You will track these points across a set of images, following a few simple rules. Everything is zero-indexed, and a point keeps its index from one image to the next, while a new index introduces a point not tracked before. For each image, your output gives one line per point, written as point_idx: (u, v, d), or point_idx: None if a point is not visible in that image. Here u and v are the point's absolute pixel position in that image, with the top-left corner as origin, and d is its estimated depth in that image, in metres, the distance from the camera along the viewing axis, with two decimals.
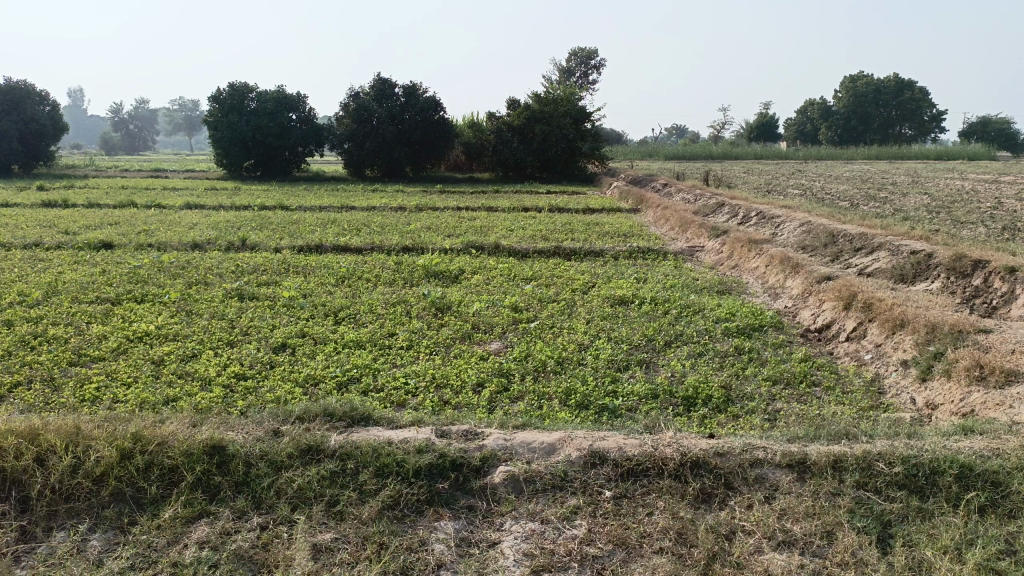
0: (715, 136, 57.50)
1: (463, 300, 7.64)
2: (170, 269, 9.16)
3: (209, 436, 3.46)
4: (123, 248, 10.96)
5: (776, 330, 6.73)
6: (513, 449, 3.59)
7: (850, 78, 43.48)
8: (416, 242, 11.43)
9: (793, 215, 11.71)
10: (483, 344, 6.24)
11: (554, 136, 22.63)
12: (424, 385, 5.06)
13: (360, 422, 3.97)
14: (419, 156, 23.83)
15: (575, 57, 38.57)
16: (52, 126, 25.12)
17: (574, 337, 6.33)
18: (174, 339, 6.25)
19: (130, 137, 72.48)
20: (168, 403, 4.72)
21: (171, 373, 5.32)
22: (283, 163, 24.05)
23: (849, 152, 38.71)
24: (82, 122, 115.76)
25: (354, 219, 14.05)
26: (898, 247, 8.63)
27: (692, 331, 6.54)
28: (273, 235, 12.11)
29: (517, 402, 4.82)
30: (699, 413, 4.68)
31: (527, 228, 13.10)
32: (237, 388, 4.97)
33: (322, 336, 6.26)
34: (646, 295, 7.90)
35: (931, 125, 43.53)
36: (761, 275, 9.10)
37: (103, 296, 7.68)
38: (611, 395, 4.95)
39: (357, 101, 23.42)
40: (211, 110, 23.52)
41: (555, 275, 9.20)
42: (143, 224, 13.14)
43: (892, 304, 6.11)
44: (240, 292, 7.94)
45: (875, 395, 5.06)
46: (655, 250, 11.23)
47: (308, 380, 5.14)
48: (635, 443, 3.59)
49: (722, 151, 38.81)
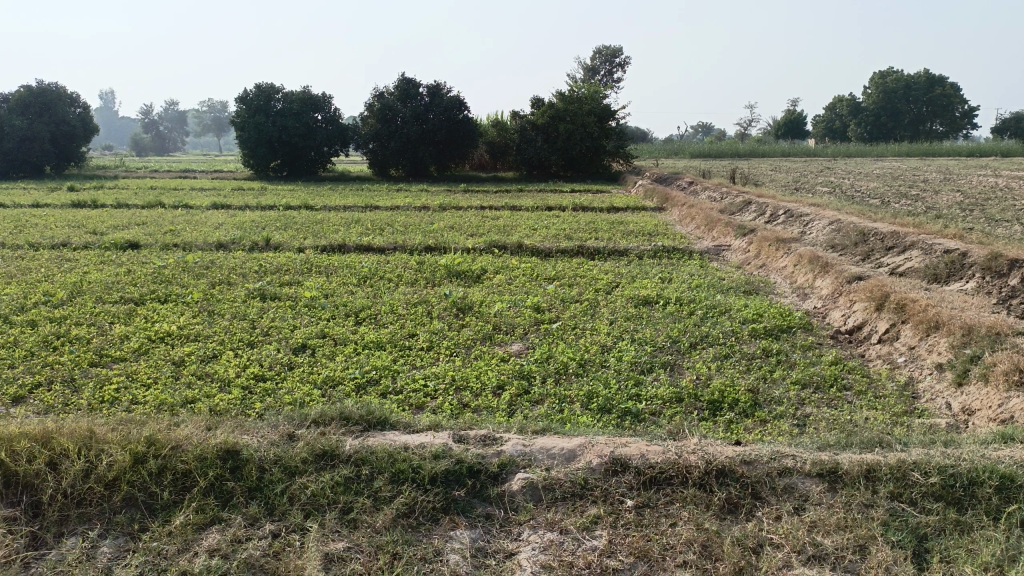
0: (742, 134, 56.92)
1: (485, 300, 7.56)
2: (194, 269, 9.19)
3: (223, 440, 3.42)
4: (149, 248, 11.02)
5: (805, 331, 6.57)
6: (532, 455, 3.50)
7: (880, 74, 42.76)
8: (439, 241, 11.37)
9: (822, 213, 11.47)
10: (504, 346, 6.15)
11: (579, 135, 22.47)
12: (444, 388, 4.98)
13: (376, 426, 3.90)
14: (444, 155, 23.83)
15: (600, 56, 38.34)
16: (83, 128, 25.47)
17: (597, 338, 6.21)
18: (195, 339, 6.24)
19: (160, 138, 73.41)
20: (186, 405, 4.70)
21: (191, 374, 5.30)
22: (308, 163, 24.16)
23: (879, 149, 38.05)
24: (114, 123, 117.51)
25: (377, 219, 14.03)
26: (931, 246, 8.40)
27: (718, 332, 6.39)
28: (297, 234, 12.11)
29: (538, 405, 4.72)
30: (725, 418, 4.55)
31: (550, 227, 12.98)
32: (256, 390, 4.93)
33: (342, 337, 6.21)
34: (670, 295, 7.75)
35: (964, 121, 42.69)
36: (790, 275, 8.91)
37: (127, 296, 7.71)
38: (634, 398, 4.84)
39: (382, 101, 23.42)
40: (238, 110, 23.68)
41: (579, 274, 9.08)
42: (169, 224, 13.24)
43: (927, 306, 5.91)
44: (262, 292, 7.92)
45: (909, 400, 4.89)
46: (681, 249, 11.07)
47: (327, 381, 5.09)
48: (658, 450, 3.48)
49: (750, 149, 38.36)
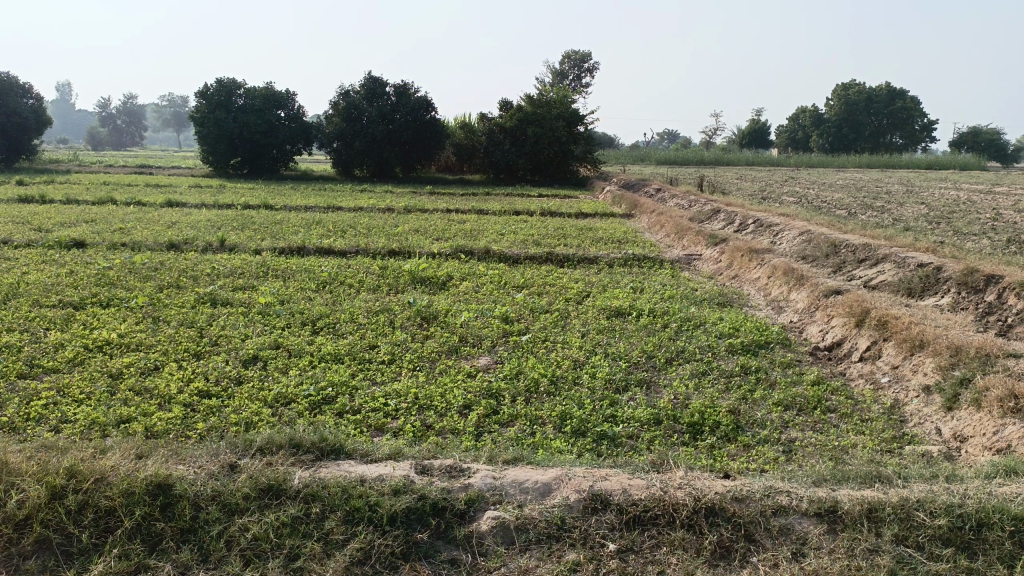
0: (707, 142, 57.41)
1: (451, 309, 7.20)
2: (142, 270, 8.67)
3: (154, 472, 3.04)
4: (96, 247, 10.46)
5: (783, 347, 6.34)
6: (503, 489, 3.17)
7: (842, 86, 43.38)
8: (403, 245, 10.99)
9: (792, 223, 11.35)
10: (471, 359, 5.81)
11: (547, 139, 22.23)
12: (407, 407, 4.62)
13: (330, 454, 3.52)
14: (409, 156, 23.37)
15: (568, 59, 38.18)
16: (35, 120, 24.52)
17: (569, 352, 5.91)
18: (136, 348, 5.80)
19: (118, 133, 71.61)
20: (121, 426, 4.28)
21: (129, 390, 4.87)
22: (270, 162, 23.55)
23: (840, 160, 38.54)
24: (69, 115, 114.54)
25: (339, 221, 13.57)
26: (905, 259, 8.26)
27: (694, 347, 6.13)
28: (254, 235, 11.62)
29: (507, 428, 4.39)
30: (706, 443, 4.26)
31: (518, 232, 12.67)
32: (199, 408, 4.53)
33: (297, 348, 5.82)
34: (643, 307, 7.47)
35: (922, 134, 43.42)
36: (763, 287, 8.71)
37: (66, 299, 7.20)
38: (610, 420, 4.53)
39: (347, 99, 22.90)
40: (198, 105, 22.99)
41: (548, 282, 8.79)
42: (120, 222, 12.65)
43: (910, 323, 5.71)
44: (214, 297, 7.47)
45: (897, 424, 4.66)
46: (651, 258, 10.84)
47: (279, 399, 4.71)
48: (641, 484, 3.18)
49: (714, 157, 38.57)
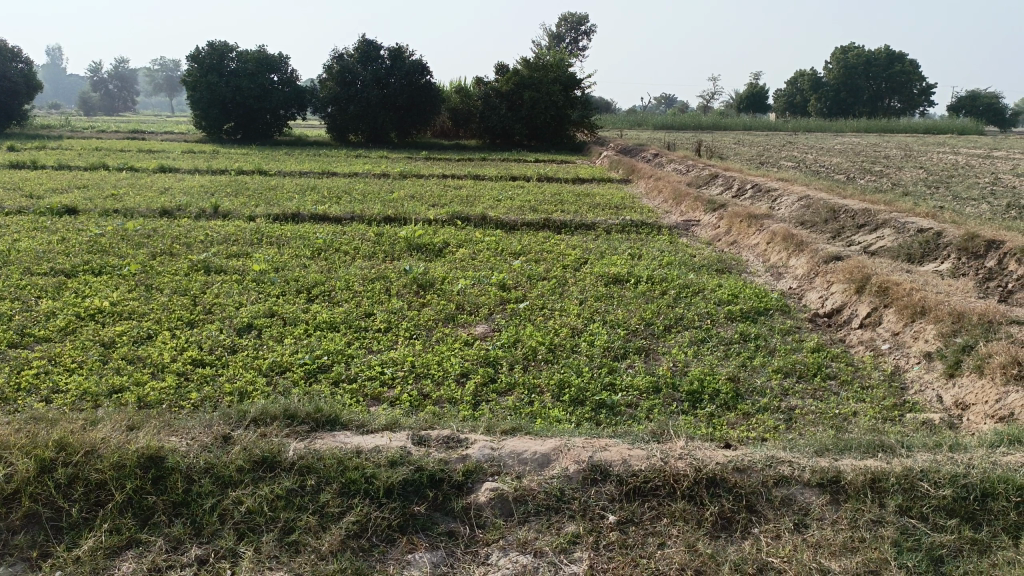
0: (704, 106, 56.90)
1: (448, 276, 7.12)
2: (135, 237, 8.56)
3: (145, 444, 2.99)
4: (88, 214, 10.32)
5: (783, 313, 6.29)
6: (502, 460, 3.12)
7: (841, 50, 42.92)
8: (399, 211, 10.87)
9: (790, 189, 11.23)
10: (467, 327, 5.75)
11: (543, 104, 21.96)
12: (403, 376, 4.57)
13: (325, 425, 3.46)
14: (404, 121, 23.09)
15: (564, 22, 37.63)
16: (25, 85, 24.13)
17: (567, 319, 5.85)
18: (129, 317, 5.72)
19: (110, 98, 70.64)
20: (113, 396, 4.23)
21: (122, 359, 4.81)
22: (264, 127, 23.26)
23: (837, 124, 38.26)
24: (59, 79, 113.00)
25: (334, 187, 13.42)
26: (905, 224, 8.18)
27: (693, 314, 6.07)
28: (248, 201, 11.48)
29: (505, 397, 4.34)
30: (706, 411, 4.22)
31: (515, 198, 12.54)
32: (193, 377, 4.48)
33: (292, 316, 5.75)
34: (642, 273, 7.40)
35: (921, 98, 43.07)
36: (762, 253, 8.64)
37: (57, 267, 7.10)
38: (609, 389, 4.48)
39: (341, 63, 22.54)
40: (189, 69, 22.62)
41: (545, 249, 8.70)
42: (112, 188, 12.49)
43: (911, 290, 5.64)
44: (208, 264, 7.38)
45: (897, 391, 4.63)
46: (650, 224, 10.74)
47: (274, 368, 4.65)
48: (641, 455, 3.13)
49: (712, 121, 38.24)
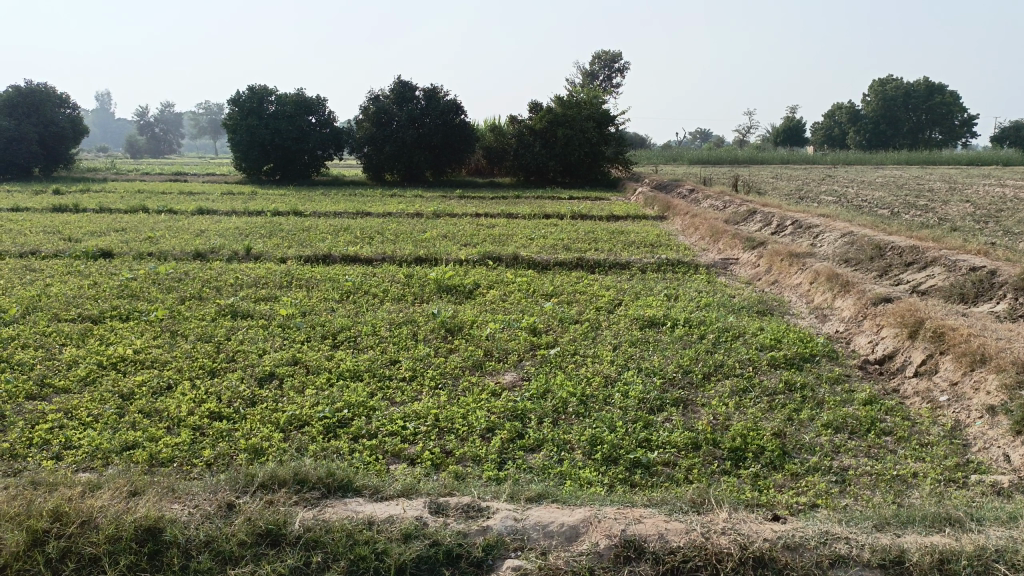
0: (740, 140, 56.53)
1: (477, 320, 6.91)
2: (165, 281, 8.52)
3: (144, 514, 2.82)
4: (122, 257, 10.37)
5: (830, 360, 5.95)
6: (525, 532, 2.86)
7: (879, 82, 42.39)
8: (430, 251, 10.73)
9: (832, 225, 10.88)
10: (496, 376, 5.51)
11: (577, 141, 21.89)
12: (426, 431, 4.33)
13: (338, 491, 3.23)
14: (439, 159, 23.19)
15: (598, 60, 37.80)
16: (72, 129, 24.78)
17: (600, 367, 5.59)
18: (151, 366, 5.59)
19: (155, 140, 72.57)
20: (125, 453, 4.07)
21: (139, 412, 4.65)
22: (301, 167, 23.52)
23: (878, 156, 37.60)
24: (108, 123, 116.83)
25: (368, 227, 13.39)
26: (956, 262, 7.79)
27: (733, 361, 5.76)
28: (281, 243, 11.45)
29: (533, 454, 4.08)
30: (749, 472, 3.92)
31: (548, 237, 12.36)
32: (208, 433, 4.29)
33: (316, 364, 5.57)
34: (679, 316, 7.11)
35: (963, 129, 42.26)
36: (805, 293, 8.29)
37: (85, 313, 7.05)
38: (644, 446, 4.19)
39: (376, 104, 22.75)
40: (230, 112, 23.04)
41: (579, 290, 8.46)
42: (149, 231, 12.59)
43: (969, 335, 5.28)
44: (235, 309, 7.27)
45: (958, 448, 4.27)
46: (686, 263, 10.45)
47: (293, 422, 4.46)
48: (680, 528, 2.86)
49: (748, 155, 37.87)
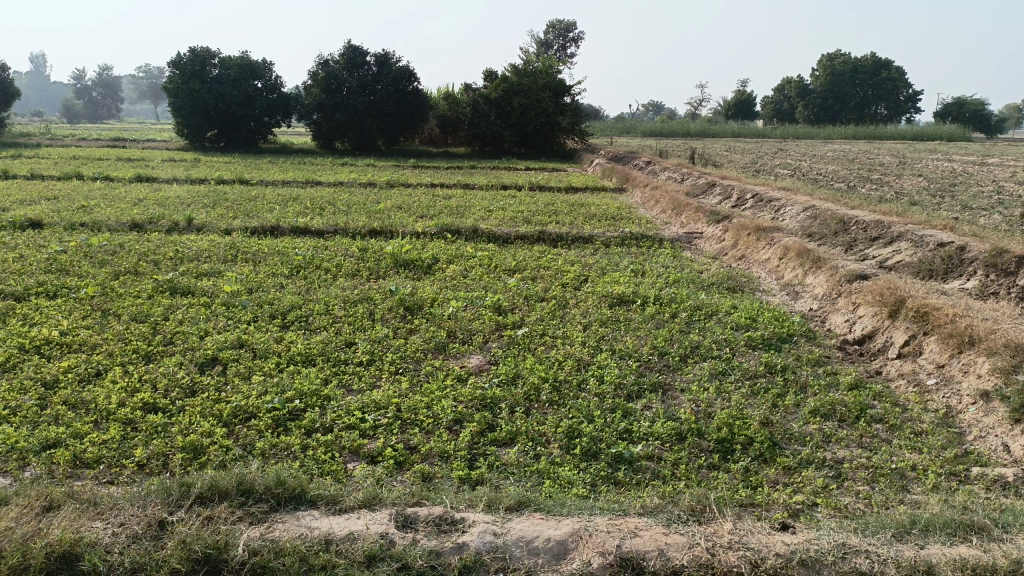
0: (693, 113, 56.63)
1: (438, 297, 6.50)
2: (99, 254, 7.90)
3: (58, 538, 2.46)
4: (52, 228, 9.63)
5: (808, 340, 5.70)
6: (508, 550, 2.53)
7: (828, 57, 42.75)
8: (385, 224, 10.22)
9: (794, 198, 10.71)
10: (460, 360, 5.12)
11: (533, 110, 21.43)
12: (387, 424, 3.93)
13: (291, 503, 2.83)
14: (392, 129, 22.48)
15: (553, 29, 37.23)
16: (1, 91, 23.34)
17: (570, 348, 5.25)
18: (80, 350, 5.06)
19: (93, 104, 69.63)
20: (45, 453, 3.59)
21: (63, 404, 4.14)
22: (248, 134, 22.56)
23: (827, 130, 37.92)
24: (41, 85, 111.79)
25: (318, 196, 12.79)
26: (923, 237, 7.62)
27: (710, 342, 5.46)
28: (226, 213, 10.81)
29: (506, 450, 3.72)
30: (740, 466, 3.62)
31: (507, 208, 11.95)
32: (140, 428, 3.83)
33: (263, 348, 5.10)
34: (649, 293, 6.80)
35: (907, 105, 42.91)
36: (774, 269, 8.07)
37: (7, 289, 6.43)
38: (625, 438, 3.87)
39: (326, 70, 21.89)
40: (172, 75, 21.92)
41: (542, 265, 8.09)
42: (83, 199, 11.81)
43: (954, 315, 5.08)
44: (173, 285, 6.71)
45: (954, 437, 4.05)
46: (650, 236, 10.17)
47: (237, 415, 4.01)
48: (683, 544, 2.59)
49: (701, 128, 37.78)
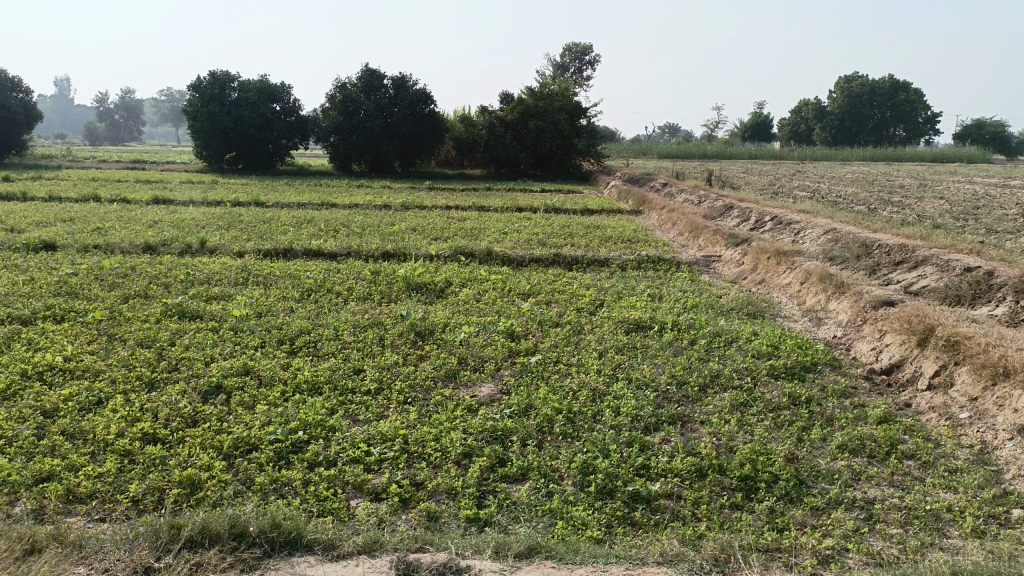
0: (709, 135, 56.52)
1: (449, 322, 6.34)
2: (110, 277, 7.82)
3: None
4: (66, 250, 9.60)
5: (833, 369, 5.49)
6: None
7: (844, 78, 42.54)
8: (398, 246, 10.10)
9: (813, 221, 10.49)
10: (471, 388, 4.94)
11: (549, 132, 21.37)
12: (393, 458, 3.77)
13: (287, 547, 2.68)
14: (408, 151, 22.49)
15: (569, 52, 37.32)
16: (24, 115, 23.63)
17: (584, 377, 5.06)
18: (83, 376, 4.94)
19: (115, 127, 70.60)
20: (39, 486, 3.45)
21: (61, 434, 4.01)
22: (265, 156, 22.65)
23: (845, 152, 37.61)
24: (66, 109, 113.73)
25: (333, 218, 12.73)
26: (949, 262, 7.39)
27: (731, 371, 5.26)
28: (239, 235, 10.74)
29: (517, 487, 3.54)
30: (764, 506, 3.42)
31: (522, 231, 11.82)
32: (138, 460, 3.69)
33: (269, 375, 4.96)
34: (666, 318, 6.61)
35: (925, 127, 42.55)
36: (796, 294, 7.86)
37: (15, 313, 6.35)
38: (643, 475, 3.68)
39: (343, 92, 21.97)
40: (191, 98, 22.09)
41: (557, 289, 7.92)
42: (99, 221, 11.80)
43: (987, 344, 4.85)
44: (181, 308, 6.61)
45: (991, 475, 3.82)
46: (667, 259, 9.98)
47: (238, 446, 3.86)
48: None
49: (718, 150, 37.59)
